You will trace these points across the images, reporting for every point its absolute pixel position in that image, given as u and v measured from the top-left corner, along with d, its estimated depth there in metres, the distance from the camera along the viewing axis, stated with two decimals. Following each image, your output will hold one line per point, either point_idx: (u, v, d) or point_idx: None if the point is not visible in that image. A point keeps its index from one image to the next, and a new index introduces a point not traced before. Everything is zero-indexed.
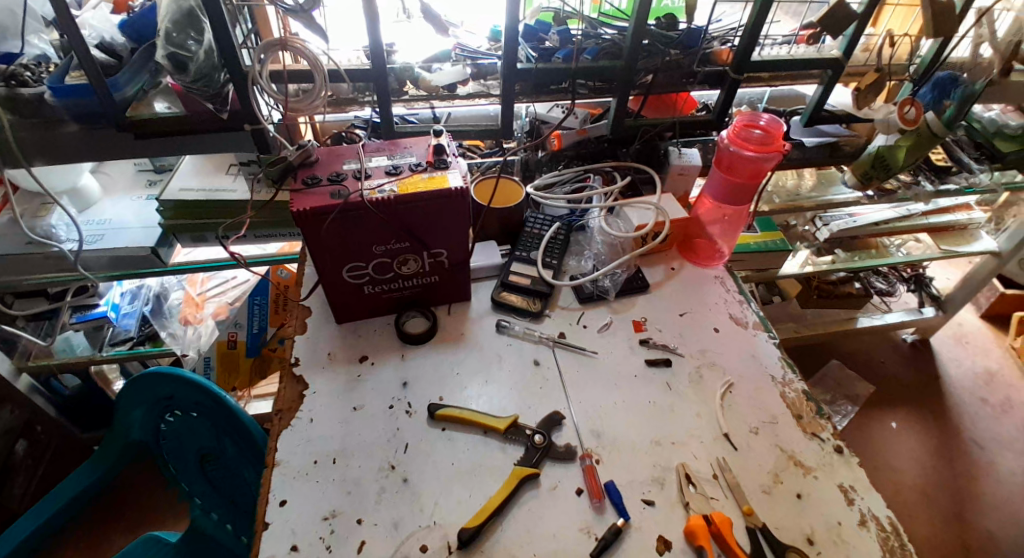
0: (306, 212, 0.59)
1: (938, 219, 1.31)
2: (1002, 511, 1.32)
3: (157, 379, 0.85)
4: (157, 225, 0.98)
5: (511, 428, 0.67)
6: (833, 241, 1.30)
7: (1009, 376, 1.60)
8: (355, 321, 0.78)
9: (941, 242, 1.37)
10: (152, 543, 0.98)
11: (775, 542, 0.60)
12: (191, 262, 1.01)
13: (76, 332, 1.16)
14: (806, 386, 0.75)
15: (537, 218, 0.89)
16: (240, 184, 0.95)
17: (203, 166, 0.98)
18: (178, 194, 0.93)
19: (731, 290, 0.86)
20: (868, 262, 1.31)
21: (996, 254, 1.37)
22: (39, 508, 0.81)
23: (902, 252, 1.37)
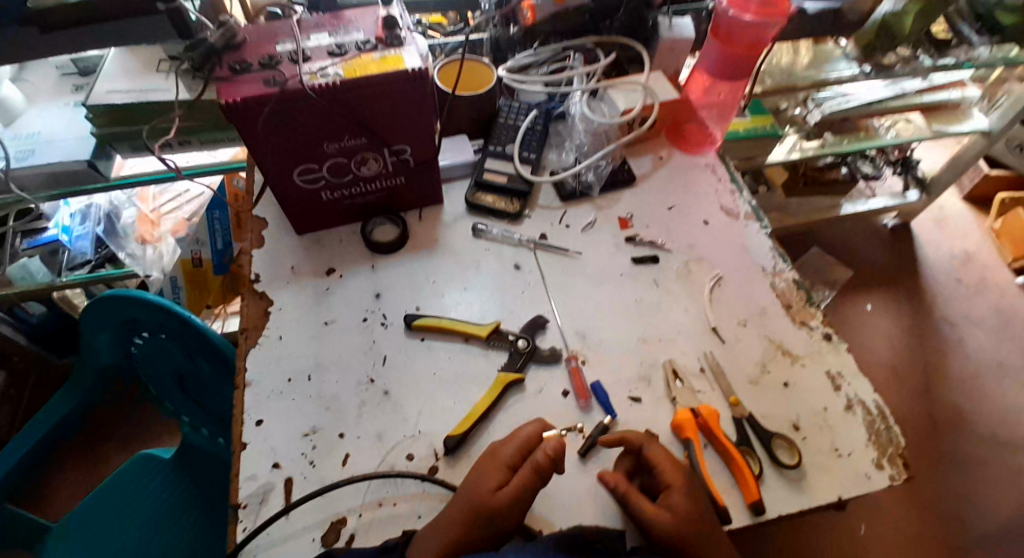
0: (236, 104, 0.52)
1: (931, 97, 1.23)
2: (966, 385, 1.39)
3: (113, 303, 0.79)
4: (89, 134, 0.86)
5: (493, 334, 0.64)
6: (825, 124, 1.22)
7: (984, 257, 1.61)
8: (317, 232, 0.72)
9: (932, 122, 1.30)
10: (143, 464, 0.90)
11: (764, 430, 0.59)
12: (137, 175, 0.92)
13: (32, 257, 1.05)
14: (797, 276, 0.72)
15: (511, 107, 0.80)
16: (173, 83, 0.77)
17: (132, 63, 0.79)
18: (105, 98, 0.76)
19: (723, 178, 0.80)
20: (855, 146, 1.25)
21: (985, 134, 1.30)
22: (29, 431, 0.78)
23: (891, 134, 1.29)
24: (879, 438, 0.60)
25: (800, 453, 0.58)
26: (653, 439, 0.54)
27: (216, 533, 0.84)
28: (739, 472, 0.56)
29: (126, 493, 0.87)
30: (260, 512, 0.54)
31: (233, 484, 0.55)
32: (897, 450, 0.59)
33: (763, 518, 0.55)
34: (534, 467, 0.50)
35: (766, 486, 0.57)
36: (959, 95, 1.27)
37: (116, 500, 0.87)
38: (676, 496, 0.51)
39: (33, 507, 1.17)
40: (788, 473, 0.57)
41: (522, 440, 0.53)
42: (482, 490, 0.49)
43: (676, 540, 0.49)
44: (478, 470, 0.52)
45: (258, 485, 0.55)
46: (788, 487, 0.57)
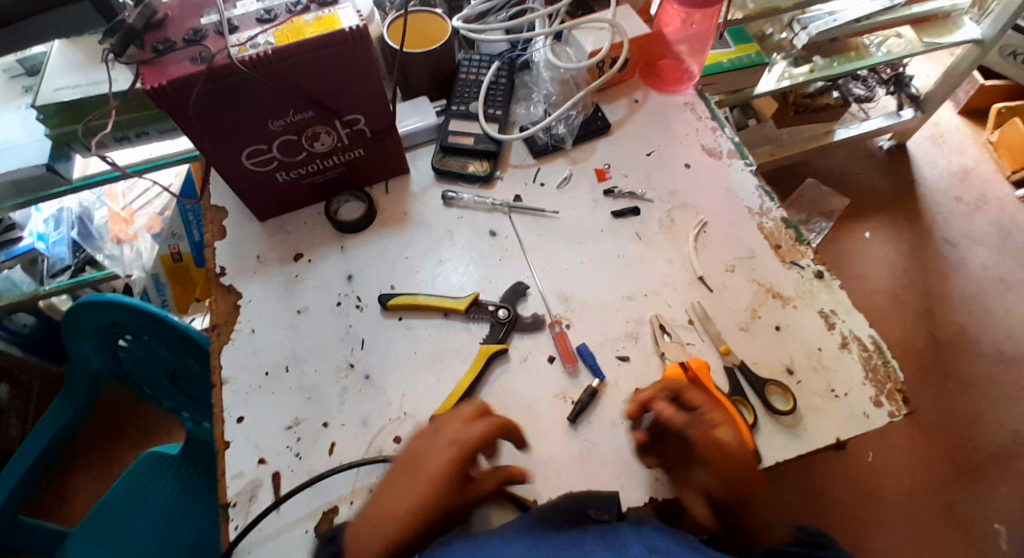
0: (162, 88, 0.48)
1: (921, 9, 1.15)
2: (969, 304, 1.37)
3: (90, 309, 0.76)
4: (44, 134, 0.80)
5: (473, 306, 0.61)
6: (812, 46, 1.17)
7: (983, 171, 1.57)
8: (280, 217, 0.68)
9: (923, 35, 1.22)
10: (154, 461, 0.89)
11: (757, 378, 0.58)
12: (95, 174, 0.88)
13: (12, 268, 1.00)
14: (785, 214, 0.69)
15: (471, 61, 0.75)
16: (118, 72, 0.73)
17: (76, 57, 0.75)
18: (53, 96, 0.73)
19: (703, 116, 0.76)
20: (846, 67, 1.19)
21: (978, 43, 1.24)
22: (36, 436, 0.77)
23: (882, 52, 1.23)
24: (876, 374, 0.58)
25: (794, 399, 0.57)
26: (691, 384, 0.53)
27: None
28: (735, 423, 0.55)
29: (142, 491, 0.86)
30: (251, 509, 0.52)
31: (220, 484, 0.54)
32: (895, 385, 0.57)
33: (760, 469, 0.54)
34: (503, 476, 0.50)
35: (760, 434, 0.55)
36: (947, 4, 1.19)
37: (133, 497, 0.86)
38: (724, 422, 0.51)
39: (53, 513, 1.18)
40: (783, 419, 0.56)
41: (473, 438, 0.49)
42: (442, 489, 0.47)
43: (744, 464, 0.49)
44: (415, 468, 0.49)
45: (246, 482, 0.53)
46: (785, 433, 0.55)
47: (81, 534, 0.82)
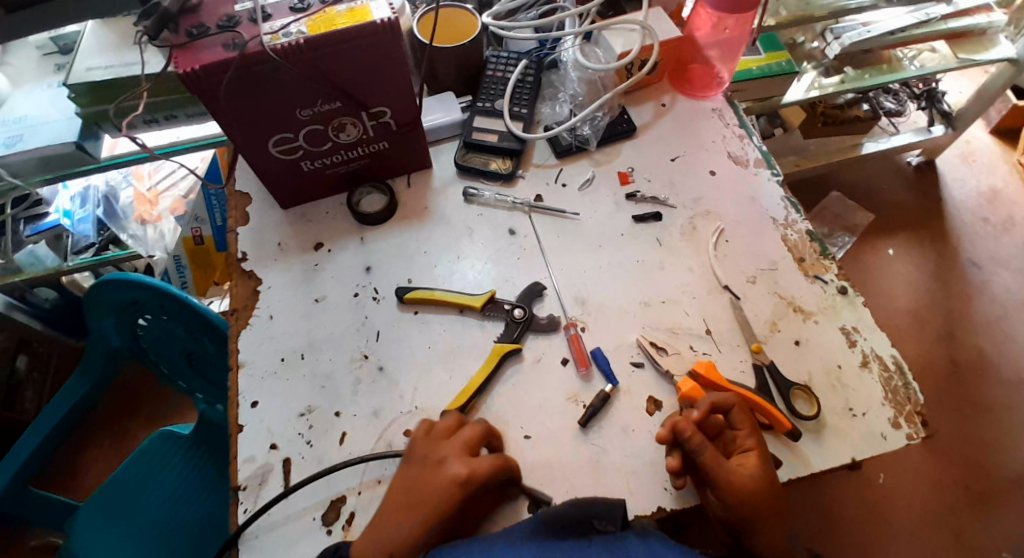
0: (194, 73, 0.49)
1: (955, 25, 1.12)
2: (993, 327, 1.34)
3: (113, 287, 0.77)
4: (76, 113, 0.83)
5: (489, 304, 0.61)
6: (844, 57, 1.15)
7: (1013, 192, 1.53)
8: (302, 205, 0.69)
9: (958, 51, 1.20)
10: (167, 439, 0.91)
11: (785, 380, 0.57)
12: (123, 155, 0.89)
13: (38, 244, 1.02)
14: (811, 227, 0.67)
15: (499, 57, 0.75)
16: (149, 53, 0.74)
17: (109, 38, 0.76)
18: (85, 75, 0.74)
19: (730, 123, 0.75)
20: (878, 80, 1.16)
21: (1013, 62, 1.21)
22: (55, 405, 0.78)
23: (914, 66, 1.20)
24: (897, 395, 0.57)
25: (818, 403, 0.56)
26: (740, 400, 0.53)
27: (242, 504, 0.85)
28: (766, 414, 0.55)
29: (155, 468, 0.88)
30: (260, 494, 0.53)
31: (231, 467, 0.54)
32: (915, 407, 0.56)
33: (792, 471, 0.54)
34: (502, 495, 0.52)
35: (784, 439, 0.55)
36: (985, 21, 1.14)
37: (144, 474, 0.87)
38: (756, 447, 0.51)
39: (65, 486, 1.21)
40: (806, 424, 0.56)
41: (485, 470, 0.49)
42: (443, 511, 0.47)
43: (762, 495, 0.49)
44: (416, 483, 0.49)
45: (256, 467, 0.54)
46: (809, 439, 0.55)
47: (91, 507, 0.84)
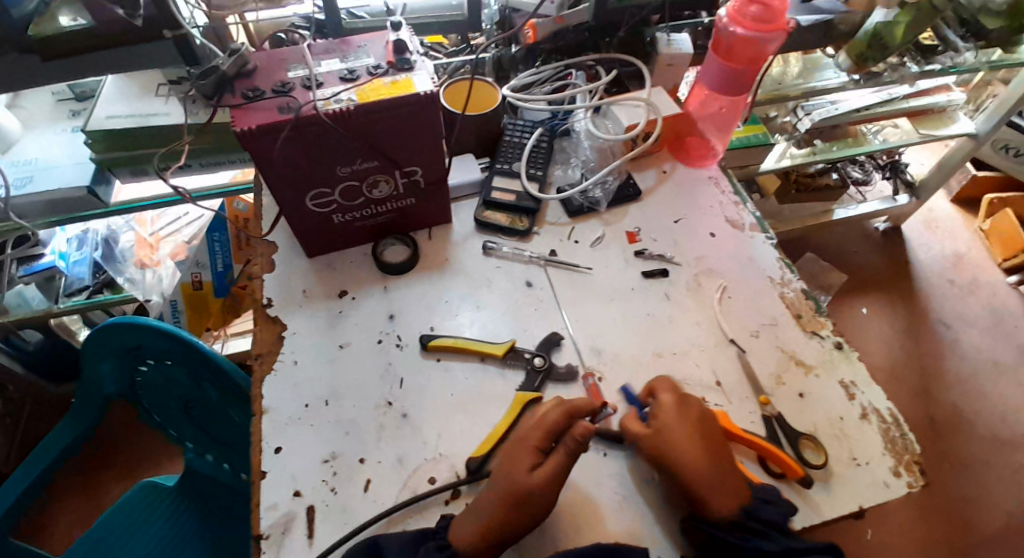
0: (250, 132, 0.53)
1: (916, 103, 1.25)
2: (965, 384, 1.41)
3: (116, 330, 0.72)
4: (89, 159, 0.85)
5: (510, 353, 0.64)
6: (814, 132, 1.25)
7: (975, 258, 1.64)
8: (327, 255, 0.72)
9: (919, 126, 1.32)
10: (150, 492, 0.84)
11: (792, 429, 0.61)
12: (146, 199, 0.91)
13: (29, 285, 1.03)
14: (805, 286, 0.73)
15: (516, 125, 0.81)
16: (173, 106, 0.78)
17: (129, 88, 0.79)
18: (105, 123, 0.77)
19: (726, 191, 0.81)
20: (846, 151, 1.28)
21: (972, 136, 1.33)
22: (35, 460, 0.72)
23: (879, 139, 1.33)
24: (895, 446, 0.61)
25: (825, 453, 0.60)
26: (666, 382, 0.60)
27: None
28: (777, 458, 0.58)
29: (136, 521, 0.82)
30: (284, 542, 0.53)
31: (254, 514, 0.54)
32: (913, 456, 0.60)
33: (805, 518, 0.56)
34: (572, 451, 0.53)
35: (796, 485, 0.58)
36: (945, 99, 1.28)
37: (125, 525, 0.81)
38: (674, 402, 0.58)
39: (34, 539, 1.14)
40: (815, 473, 0.59)
41: (546, 424, 0.55)
42: (518, 470, 0.52)
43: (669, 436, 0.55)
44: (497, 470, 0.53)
45: (279, 515, 0.54)
46: (819, 488, 0.58)
47: None
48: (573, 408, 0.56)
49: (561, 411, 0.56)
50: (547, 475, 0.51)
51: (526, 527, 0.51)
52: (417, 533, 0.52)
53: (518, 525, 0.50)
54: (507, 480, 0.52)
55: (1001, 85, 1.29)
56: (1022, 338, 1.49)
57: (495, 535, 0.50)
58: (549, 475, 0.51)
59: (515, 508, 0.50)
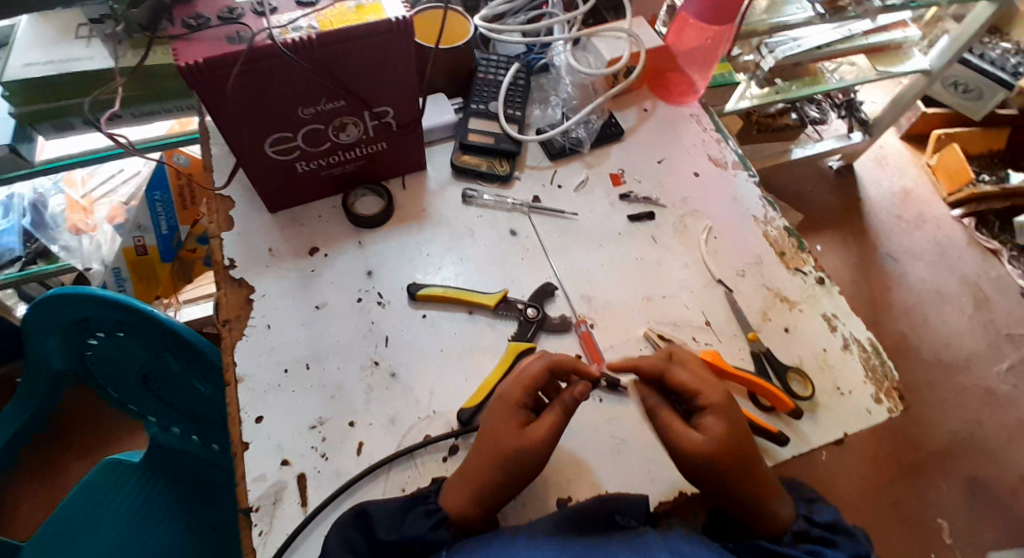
0: (196, 67, 0.46)
1: (875, 39, 1.22)
2: (911, 314, 1.48)
3: (58, 302, 0.63)
4: (5, 113, 0.73)
5: (502, 303, 0.61)
6: (776, 70, 1.22)
7: (922, 193, 1.69)
8: (293, 209, 0.66)
9: (876, 63, 1.31)
10: (113, 469, 0.78)
11: (780, 364, 0.61)
12: (94, 151, 0.80)
13: None
14: (787, 223, 0.72)
15: (490, 61, 0.75)
16: (97, 49, 0.70)
17: (45, 32, 0.70)
18: (21, 72, 0.68)
19: (707, 128, 0.78)
20: (803, 91, 1.25)
21: (926, 73, 1.33)
22: None
23: (835, 78, 1.30)
24: (875, 373, 0.62)
25: (812, 385, 0.60)
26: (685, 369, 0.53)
27: (214, 541, 0.76)
28: (768, 393, 0.58)
29: (98, 508, 0.75)
30: (276, 514, 0.50)
31: (240, 488, 0.51)
32: (892, 384, 0.61)
33: (795, 448, 0.57)
34: (562, 409, 0.50)
35: (785, 417, 0.59)
36: (901, 35, 1.25)
37: (87, 513, 0.75)
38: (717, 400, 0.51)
39: None
40: (802, 404, 0.60)
41: (523, 377, 0.52)
42: (505, 432, 0.49)
43: (725, 454, 0.48)
44: (485, 436, 0.50)
45: (269, 486, 0.51)
46: (807, 418, 0.59)
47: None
48: (557, 364, 0.52)
49: (544, 364, 0.52)
50: (540, 434, 0.48)
51: (521, 483, 0.49)
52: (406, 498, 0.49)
53: (510, 485, 0.48)
54: (496, 447, 0.49)
55: (950, 21, 1.30)
56: (964, 268, 1.57)
57: (483, 496, 0.48)
58: (542, 433, 0.48)
59: (505, 469, 0.48)
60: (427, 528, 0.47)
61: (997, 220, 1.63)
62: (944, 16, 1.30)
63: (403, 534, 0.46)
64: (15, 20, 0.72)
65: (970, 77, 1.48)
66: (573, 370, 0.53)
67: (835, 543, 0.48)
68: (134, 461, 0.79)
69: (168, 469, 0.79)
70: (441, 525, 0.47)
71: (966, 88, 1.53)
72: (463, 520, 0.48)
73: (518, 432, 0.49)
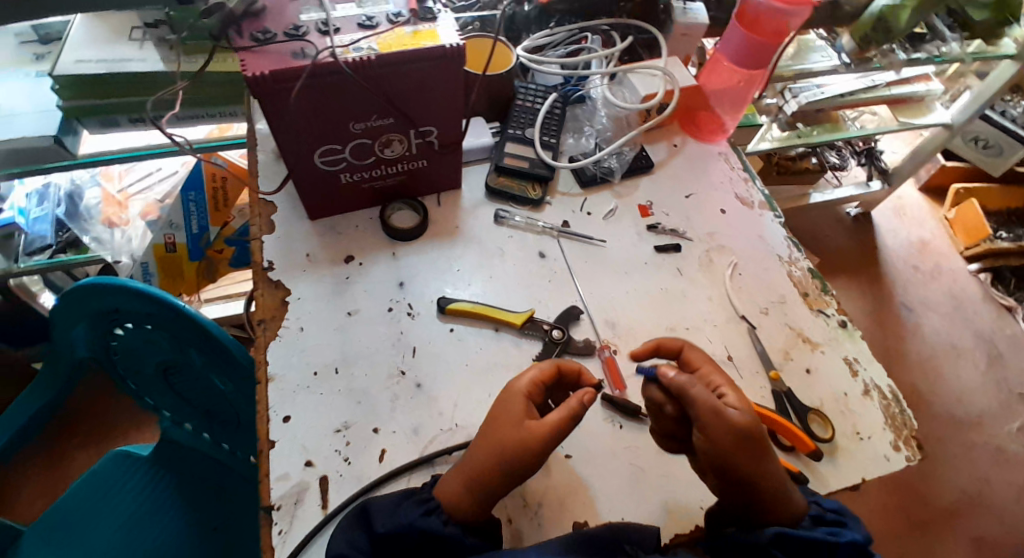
0: (262, 77, 0.49)
1: (898, 91, 1.25)
2: (924, 365, 1.48)
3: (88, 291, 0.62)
4: (55, 107, 0.75)
5: (528, 323, 0.63)
6: (799, 115, 1.24)
7: (940, 245, 1.70)
8: (331, 217, 0.68)
9: (898, 114, 1.33)
10: (122, 462, 0.76)
11: (801, 404, 0.62)
12: (133, 149, 0.81)
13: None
14: (811, 265, 0.73)
15: (528, 89, 0.78)
16: (149, 51, 0.73)
17: (97, 32, 0.74)
18: (72, 68, 0.71)
19: (736, 167, 0.80)
20: (823, 137, 1.27)
21: (948, 127, 1.34)
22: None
23: (856, 126, 1.33)
24: (895, 421, 0.62)
25: (832, 427, 0.61)
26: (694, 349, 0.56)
27: (218, 541, 0.72)
28: (788, 432, 0.59)
29: (103, 495, 0.74)
30: (296, 513, 0.51)
31: (264, 485, 0.52)
32: (911, 432, 0.61)
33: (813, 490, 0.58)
34: (569, 408, 0.47)
35: (804, 458, 0.59)
36: (923, 88, 1.28)
37: (92, 500, 0.73)
38: (735, 399, 0.50)
39: None
40: (822, 447, 0.60)
41: (536, 372, 0.52)
42: (508, 423, 0.48)
43: (733, 445, 0.47)
44: (489, 427, 0.49)
45: (291, 485, 0.52)
46: (826, 461, 0.59)
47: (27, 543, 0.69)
48: (563, 365, 0.54)
49: (551, 364, 0.53)
50: (540, 431, 0.47)
51: (523, 478, 0.48)
52: (402, 490, 0.49)
53: (509, 479, 0.47)
54: (498, 438, 0.48)
55: (974, 78, 1.30)
56: (979, 323, 1.56)
57: (482, 487, 0.47)
58: (541, 431, 0.47)
59: (503, 460, 0.47)
60: (416, 515, 0.47)
61: (1013, 277, 1.63)
62: (966, 74, 1.30)
63: (396, 522, 0.46)
64: (70, 20, 0.76)
65: (991, 133, 1.49)
66: (576, 376, 0.54)
67: (848, 524, 0.49)
68: (142, 455, 0.77)
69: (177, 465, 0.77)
70: (432, 512, 0.47)
71: (986, 143, 1.54)
72: (460, 510, 0.47)
73: (519, 424, 0.48)
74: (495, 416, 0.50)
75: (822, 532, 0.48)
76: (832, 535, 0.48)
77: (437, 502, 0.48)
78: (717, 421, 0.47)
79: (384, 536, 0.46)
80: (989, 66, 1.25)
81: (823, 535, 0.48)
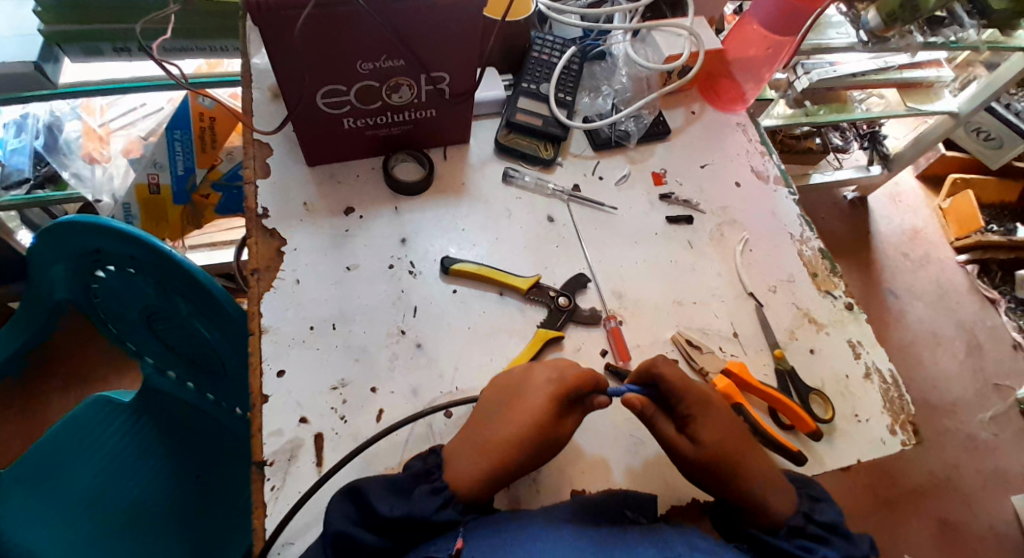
0: (265, 3, 0.44)
1: (909, 75, 1.22)
2: (906, 352, 1.50)
3: (74, 230, 0.57)
4: (34, 31, 0.69)
5: (534, 288, 0.60)
6: (808, 93, 1.20)
7: (931, 234, 1.69)
8: (331, 165, 0.65)
9: (907, 100, 1.30)
10: (102, 406, 0.73)
11: (803, 384, 0.61)
12: (116, 81, 0.75)
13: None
14: (822, 245, 0.72)
15: (546, 40, 0.73)
16: None
17: None
18: None
19: (753, 139, 0.77)
20: (831, 117, 1.24)
21: (953, 115, 1.31)
22: None
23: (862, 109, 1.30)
24: (893, 405, 0.62)
25: (832, 409, 0.60)
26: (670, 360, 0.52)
27: (202, 487, 0.72)
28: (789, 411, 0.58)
29: (84, 440, 0.70)
30: (290, 469, 0.49)
31: (256, 439, 0.50)
32: (908, 416, 0.61)
33: (809, 470, 0.57)
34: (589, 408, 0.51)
35: (804, 437, 0.59)
36: (934, 74, 1.24)
37: (70, 445, 0.70)
38: (699, 431, 0.50)
39: None
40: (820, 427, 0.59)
41: (558, 370, 0.50)
42: (535, 414, 0.47)
43: (698, 472, 0.50)
44: (510, 416, 0.48)
45: (285, 440, 0.50)
46: (824, 441, 0.59)
47: None
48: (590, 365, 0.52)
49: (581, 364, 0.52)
50: (562, 430, 0.48)
51: (529, 468, 0.48)
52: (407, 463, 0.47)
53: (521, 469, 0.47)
54: (522, 431, 0.47)
55: (981, 68, 1.27)
56: (962, 313, 1.58)
57: (501, 472, 0.46)
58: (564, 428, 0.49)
59: (525, 452, 0.46)
60: (434, 508, 0.43)
61: (1000, 271, 1.64)
62: (976, 62, 1.27)
63: (409, 509, 0.42)
64: None
65: (994, 126, 1.46)
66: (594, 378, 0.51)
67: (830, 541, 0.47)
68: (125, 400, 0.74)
69: (160, 410, 0.75)
70: (447, 505, 0.44)
71: (987, 135, 1.51)
72: (471, 496, 0.45)
73: (551, 407, 0.47)
74: (512, 400, 0.49)
75: (792, 546, 0.47)
76: (804, 550, 0.47)
77: (451, 492, 0.45)
78: (676, 447, 0.50)
79: (393, 520, 0.42)
80: (1001, 55, 1.20)
81: (795, 548, 0.47)
